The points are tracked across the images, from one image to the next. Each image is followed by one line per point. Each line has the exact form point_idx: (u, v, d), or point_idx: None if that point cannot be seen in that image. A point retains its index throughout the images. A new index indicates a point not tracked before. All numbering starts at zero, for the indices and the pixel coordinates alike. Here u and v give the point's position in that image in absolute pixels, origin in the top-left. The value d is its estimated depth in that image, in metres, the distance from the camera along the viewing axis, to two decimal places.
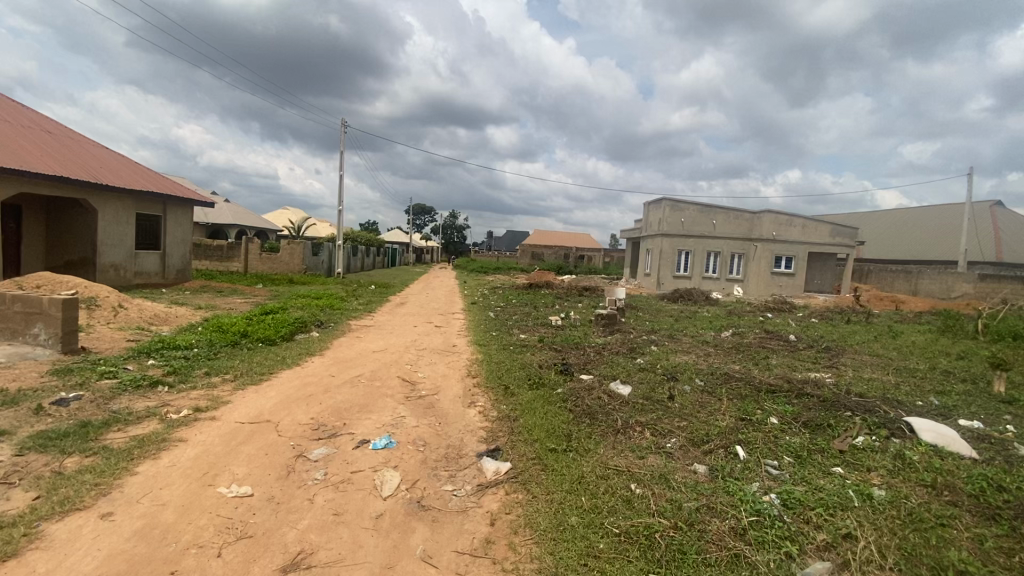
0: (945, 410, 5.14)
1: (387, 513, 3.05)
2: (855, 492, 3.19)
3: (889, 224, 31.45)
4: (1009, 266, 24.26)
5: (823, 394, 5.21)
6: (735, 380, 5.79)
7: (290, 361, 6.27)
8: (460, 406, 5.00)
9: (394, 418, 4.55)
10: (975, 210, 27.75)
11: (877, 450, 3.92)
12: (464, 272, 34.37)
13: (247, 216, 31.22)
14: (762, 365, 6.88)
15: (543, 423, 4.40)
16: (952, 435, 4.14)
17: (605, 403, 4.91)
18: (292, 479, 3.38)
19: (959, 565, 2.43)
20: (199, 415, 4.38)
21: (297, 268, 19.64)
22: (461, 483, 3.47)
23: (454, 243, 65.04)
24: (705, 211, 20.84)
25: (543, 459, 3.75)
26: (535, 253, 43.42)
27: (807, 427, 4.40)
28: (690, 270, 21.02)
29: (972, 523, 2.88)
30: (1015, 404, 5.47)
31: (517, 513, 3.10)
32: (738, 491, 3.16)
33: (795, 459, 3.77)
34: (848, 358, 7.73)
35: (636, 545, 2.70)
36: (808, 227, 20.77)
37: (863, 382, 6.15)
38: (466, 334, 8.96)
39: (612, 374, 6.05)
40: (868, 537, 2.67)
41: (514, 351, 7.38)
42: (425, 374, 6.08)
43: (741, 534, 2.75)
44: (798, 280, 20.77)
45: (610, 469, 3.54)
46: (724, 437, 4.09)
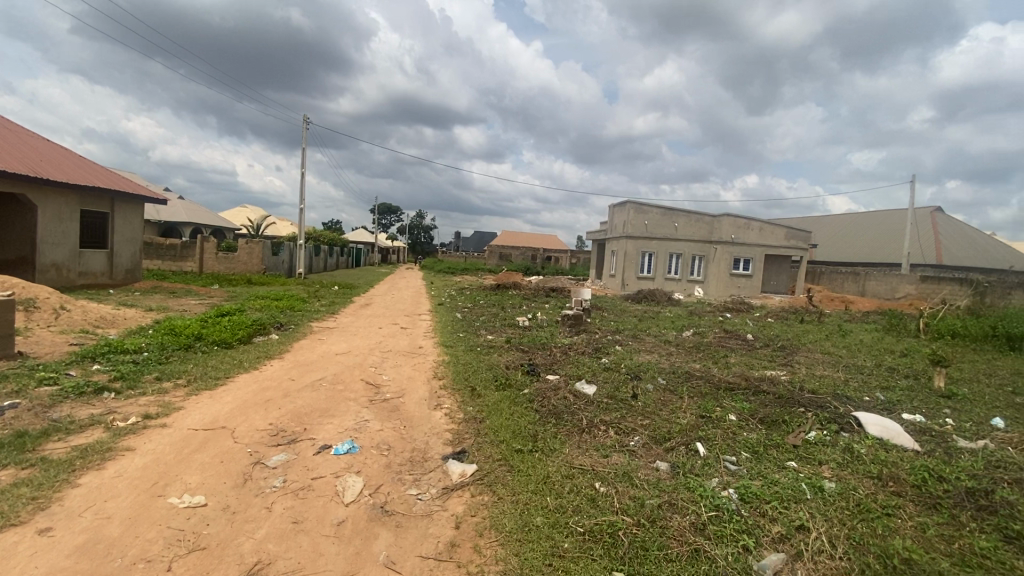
0: (890, 404, 5.44)
1: (349, 519, 2.98)
2: (807, 484, 3.33)
3: (839, 228, 33.00)
4: (947, 269, 25.86)
5: (778, 391, 5.42)
6: (696, 379, 5.95)
7: (247, 365, 6.04)
8: (426, 409, 4.94)
9: (357, 422, 4.46)
10: (917, 215, 29.49)
11: (828, 444, 4.10)
12: (432, 272, 34.30)
13: (202, 214, 29.99)
14: (722, 364, 7.09)
15: (509, 424, 4.40)
16: (896, 429, 4.37)
17: (570, 402, 4.96)
18: (249, 488, 3.25)
19: (904, 553, 2.57)
20: (149, 422, 4.17)
21: (256, 268, 19.03)
22: (426, 487, 3.42)
23: (421, 243, 64.44)
24: (668, 214, 21.37)
25: (509, 459, 3.75)
26: (503, 253, 43.44)
27: (763, 423, 4.56)
28: (654, 271, 21.48)
29: (915, 512, 3.05)
30: (952, 398, 5.84)
31: (482, 515, 3.09)
32: (698, 487, 3.24)
33: (752, 454, 3.90)
34: (801, 355, 8.08)
35: (600, 543, 2.73)
36: (764, 230, 21.62)
37: (815, 379, 6.43)
38: (432, 335, 8.89)
39: (577, 374, 6.12)
40: (819, 528, 2.79)
41: (481, 352, 7.36)
42: (389, 377, 5.98)
43: (701, 529, 2.82)
44: (755, 282, 21.54)
45: (575, 468, 3.57)
46: (685, 435, 4.19)
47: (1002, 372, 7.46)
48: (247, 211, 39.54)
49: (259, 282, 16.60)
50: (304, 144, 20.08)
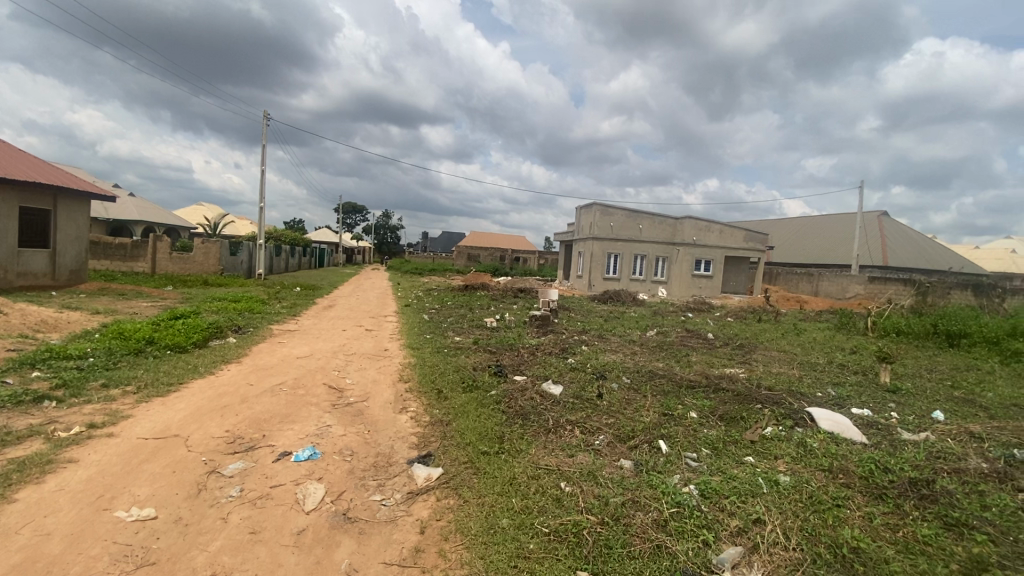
0: (841, 399, 5.71)
1: (309, 528, 2.90)
2: (764, 479, 3.45)
3: (794, 231, 34.40)
4: (893, 270, 27.33)
5: (736, 389, 5.59)
6: (659, 377, 6.09)
7: (202, 371, 5.79)
8: (391, 412, 4.87)
9: (319, 428, 4.35)
10: (865, 219, 31.04)
11: (783, 439, 4.26)
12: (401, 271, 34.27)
13: (155, 213, 28.65)
14: (684, 363, 7.25)
15: (475, 426, 4.38)
16: (846, 423, 4.58)
17: (537, 403, 4.98)
18: (203, 498, 3.12)
19: (852, 542, 2.71)
20: (93, 432, 3.95)
21: (212, 269, 18.33)
22: (390, 492, 3.36)
23: (387, 243, 63.60)
24: (633, 217, 21.79)
25: (474, 462, 3.74)
26: (471, 253, 43.34)
27: (722, 420, 4.70)
28: (619, 272, 21.84)
29: (863, 502, 3.20)
30: (897, 393, 6.17)
31: (448, 519, 3.06)
32: (661, 484, 3.30)
33: (712, 450, 4.01)
34: (758, 353, 8.38)
35: (565, 542, 2.75)
36: (724, 232, 22.34)
37: (772, 376, 6.67)
38: (398, 337, 8.78)
39: (544, 374, 6.15)
40: (774, 521, 2.89)
41: (448, 354, 7.30)
42: (353, 381, 5.86)
43: (662, 525, 2.87)
44: (716, 282, 22.22)
45: (541, 469, 3.58)
46: (648, 432, 4.27)
47: (940, 367, 7.94)
48: (204, 209, 38.06)
49: (216, 283, 16.00)
50: (264, 141, 19.46)
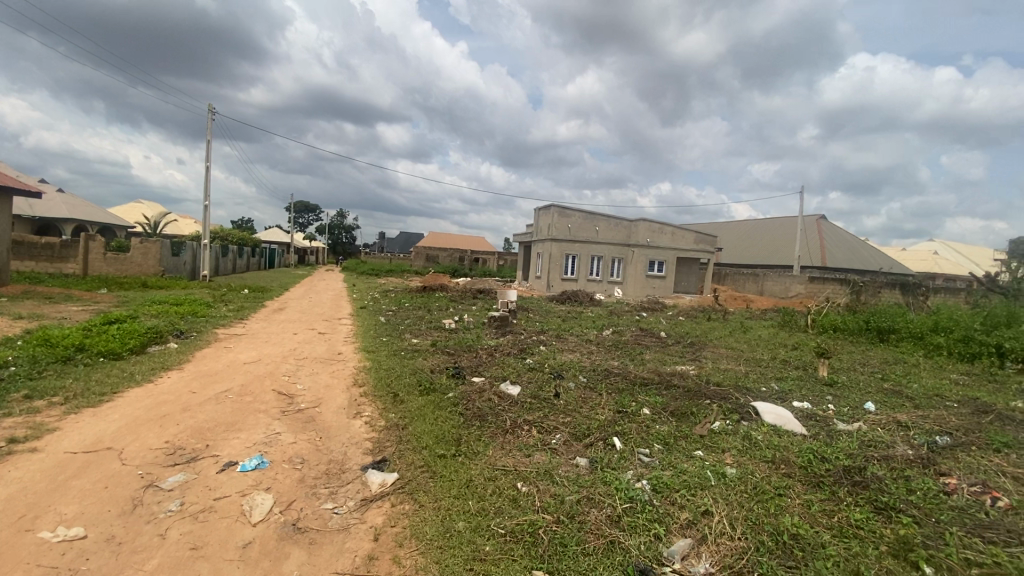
0: (783, 393, 6.02)
1: (256, 540, 2.78)
2: (712, 472, 3.58)
3: (742, 233, 35.96)
4: (830, 270, 29.06)
5: (687, 385, 5.80)
6: (614, 375, 6.23)
7: (139, 379, 5.45)
8: (344, 418, 4.74)
9: (267, 436, 4.18)
10: (805, 223, 32.84)
11: (730, 433, 4.45)
12: (356, 273, 33.55)
13: (87, 210, 26.75)
14: (638, 361, 7.43)
15: (432, 429, 4.33)
16: (787, 416, 4.82)
17: (495, 404, 4.98)
18: (138, 514, 2.93)
19: (792, 529, 2.86)
20: (13, 448, 3.64)
21: (152, 270, 17.33)
22: (343, 500, 3.28)
23: (343, 244, 62.16)
24: (589, 219, 22.20)
25: (431, 466, 3.69)
26: (429, 254, 42.96)
27: (674, 416, 4.86)
28: (577, 273, 22.16)
29: (802, 491, 3.38)
30: (834, 386, 6.57)
31: (403, 525, 3.01)
32: (615, 481, 3.37)
33: (664, 445, 4.13)
34: (708, 351, 8.72)
35: (521, 543, 2.76)
36: (676, 234, 23.13)
37: (720, 372, 6.94)
38: (353, 340, 8.58)
39: (502, 375, 6.16)
40: (721, 512, 3.01)
41: (405, 357, 7.20)
42: (305, 386, 5.67)
43: (616, 521, 2.93)
44: (668, 282, 22.96)
45: (497, 469, 3.59)
46: (603, 430, 4.35)
47: (872, 361, 8.51)
48: (142, 206, 35.85)
49: (155, 285, 15.11)
50: (210, 136, 18.54)
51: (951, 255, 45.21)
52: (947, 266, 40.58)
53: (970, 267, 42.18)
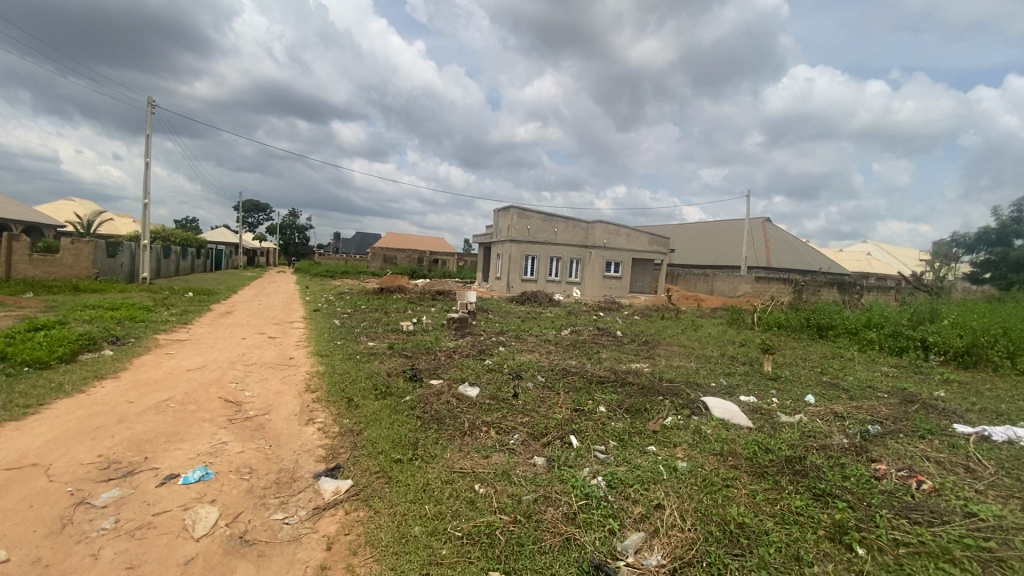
0: (731, 388, 6.29)
1: (199, 556, 2.65)
2: (664, 466, 3.70)
3: (693, 235, 37.28)
4: (775, 270, 30.56)
5: (641, 382, 5.95)
6: (572, 374, 6.33)
7: (69, 389, 5.07)
8: (295, 425, 4.59)
9: (213, 445, 3.99)
10: (752, 225, 34.39)
11: (682, 427, 4.61)
12: (310, 275, 32.58)
13: (9, 208, 24.77)
14: (595, 360, 7.57)
15: (388, 433, 4.26)
16: (734, 410, 5.03)
17: (453, 406, 4.95)
18: (68, 534, 2.74)
19: (738, 518, 2.99)
20: None
21: (85, 273, 16.21)
22: (294, 510, 3.17)
23: (297, 245, 60.57)
24: (548, 220, 22.42)
25: (387, 471, 3.63)
26: (387, 255, 42.26)
27: (628, 412, 4.98)
28: (536, 274, 22.32)
29: (747, 481, 3.54)
30: (777, 380, 6.92)
31: (358, 532, 2.96)
32: (572, 478, 3.43)
33: (619, 442, 4.23)
34: (661, 349, 9.00)
35: (477, 545, 2.76)
36: (631, 236, 23.76)
37: (672, 369, 7.19)
38: (306, 344, 8.32)
39: (460, 376, 6.14)
40: (673, 505, 3.11)
41: (360, 360, 7.05)
42: (254, 393, 5.44)
43: (573, 518, 2.98)
44: (624, 283, 23.55)
45: (455, 472, 3.57)
46: (561, 429, 4.41)
47: (812, 356, 9.01)
48: (73, 204, 33.48)
49: (88, 289, 14.13)
50: (149, 130, 17.50)
51: (883, 256, 48.49)
52: (879, 266, 43.52)
53: (899, 267, 45.40)
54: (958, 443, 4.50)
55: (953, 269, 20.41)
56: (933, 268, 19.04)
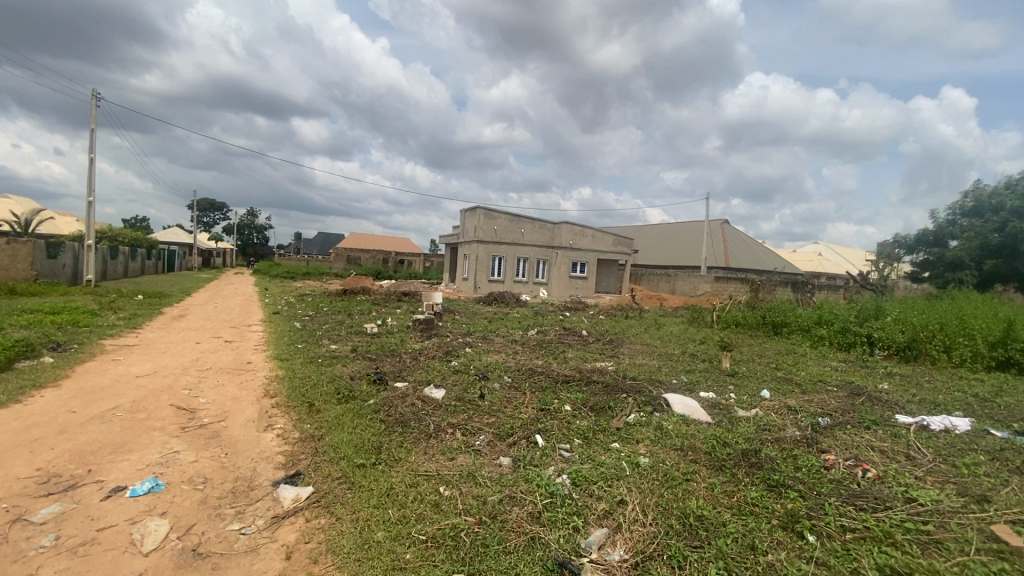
0: (692, 385, 6.48)
1: (148, 571, 2.54)
2: (627, 462, 3.77)
3: (656, 236, 38.18)
4: (733, 270, 31.68)
5: (606, 380, 6.04)
6: (538, 374, 6.37)
7: (3, 400, 4.73)
8: (253, 432, 4.44)
9: (163, 455, 3.82)
10: (711, 226, 35.49)
11: (644, 424, 4.71)
12: (270, 276, 31.60)
13: None
14: (561, 359, 7.65)
15: (351, 438, 4.18)
16: (695, 406, 5.17)
17: (419, 408, 4.90)
18: (2, 554, 2.57)
19: (697, 511, 3.09)
20: None
21: (23, 275, 15.21)
22: (251, 519, 3.07)
23: (257, 245, 58.82)
24: (515, 221, 22.45)
25: (349, 476, 3.57)
26: (351, 255, 41.43)
27: (593, 410, 5.06)
28: (503, 274, 22.34)
29: (706, 475, 3.65)
30: (735, 376, 7.18)
31: (318, 540, 2.89)
32: (536, 477, 3.45)
33: (583, 440, 4.29)
34: (626, 347, 9.17)
35: (442, 547, 2.75)
36: (596, 237, 24.10)
37: (636, 367, 7.33)
38: (264, 348, 8.07)
39: (426, 378, 6.07)
40: (635, 500, 3.17)
41: (322, 364, 6.88)
42: (209, 400, 5.24)
43: (537, 517, 3.00)
44: (589, 283, 23.88)
45: (420, 475, 3.53)
46: (526, 429, 4.43)
47: (768, 352, 9.38)
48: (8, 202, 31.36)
49: (26, 292, 13.26)
50: (93, 124, 16.56)
51: (833, 257, 50.95)
52: (830, 265, 45.68)
53: (847, 267, 47.80)
54: (900, 433, 4.78)
55: (895, 269, 21.63)
56: (878, 268, 20.08)
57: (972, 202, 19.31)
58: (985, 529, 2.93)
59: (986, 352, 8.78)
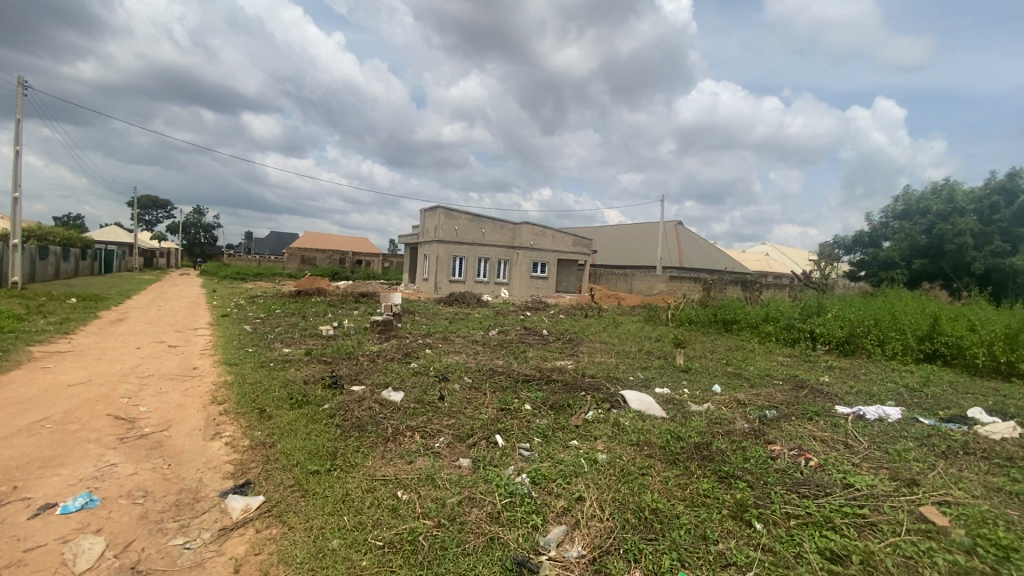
0: (648, 381, 6.66)
1: None
2: (585, 459, 3.84)
3: (614, 237, 38.98)
4: (687, 270, 32.72)
5: (565, 379, 6.13)
6: (498, 374, 6.37)
7: None
8: (199, 440, 4.24)
9: (99, 469, 3.58)
10: (666, 227, 36.56)
11: (602, 421, 4.80)
12: (219, 276, 30.23)
13: None
14: (521, 359, 7.68)
15: (305, 444, 4.06)
16: (651, 402, 5.32)
17: (376, 412, 4.81)
18: None
19: (653, 504, 3.17)
20: None
21: None
22: (197, 533, 2.93)
23: (204, 244, 56.18)
24: (475, 221, 22.36)
25: (303, 484, 3.46)
26: (305, 255, 40.19)
27: (553, 409, 5.11)
28: (463, 275, 22.22)
29: (661, 469, 3.75)
30: (689, 372, 7.43)
31: (269, 551, 2.79)
32: (496, 477, 3.46)
33: (543, 438, 4.33)
34: (585, 345, 9.34)
35: (399, 552, 2.71)
36: (556, 237, 24.34)
37: (595, 365, 7.47)
38: (213, 353, 7.70)
39: (384, 381, 5.96)
40: (593, 496, 3.23)
41: (275, 368, 6.63)
42: (150, 409, 4.95)
43: (496, 517, 3.00)
44: (549, 283, 24.12)
45: (377, 480, 3.46)
46: (486, 429, 4.43)
47: (719, 348, 9.75)
48: None
49: None
50: (18, 114, 15.35)
51: (779, 257, 53.54)
52: (776, 265, 47.91)
53: (792, 267, 50.29)
54: (839, 422, 5.07)
55: (836, 268, 22.93)
56: (820, 267, 21.24)
57: (902, 206, 20.71)
58: (914, 511, 3.15)
59: (914, 345, 9.43)
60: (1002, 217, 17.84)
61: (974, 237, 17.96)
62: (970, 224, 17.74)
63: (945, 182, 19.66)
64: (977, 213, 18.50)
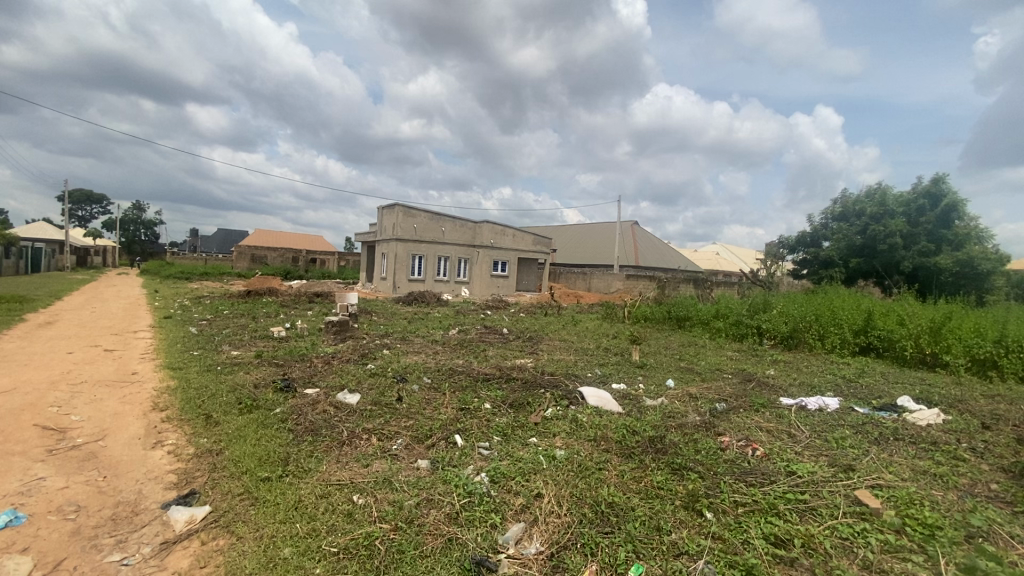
0: (605, 377, 6.79)
1: None
2: (544, 456, 3.88)
3: (573, 236, 39.46)
4: (643, 270, 33.57)
5: (525, 376, 6.16)
6: (458, 373, 6.34)
7: None
8: (139, 450, 4.00)
9: (24, 483, 3.33)
10: (623, 227, 37.34)
11: (560, 417, 4.87)
12: (161, 275, 28.62)
13: None
14: (481, 358, 7.67)
15: (255, 450, 3.90)
16: (607, 398, 5.43)
17: (331, 415, 4.68)
18: None
19: (609, 498, 3.24)
20: None
21: None
22: (135, 547, 2.77)
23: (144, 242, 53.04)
24: (434, 219, 22.11)
25: (253, 491, 3.33)
26: (255, 254, 38.61)
27: (512, 407, 5.13)
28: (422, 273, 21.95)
29: (617, 463, 3.83)
30: (644, 368, 7.63)
31: (216, 563, 2.67)
32: (454, 478, 3.44)
33: (502, 437, 4.34)
34: (543, 343, 9.43)
35: (355, 558, 2.65)
36: (516, 236, 24.44)
37: (554, 363, 7.56)
38: (154, 357, 7.29)
39: (340, 384, 5.81)
40: (550, 492, 3.27)
41: (222, 372, 6.34)
42: (84, 417, 4.64)
43: (454, 518, 2.99)
44: (509, 281, 24.19)
45: (332, 485, 3.37)
46: (445, 429, 4.39)
47: (673, 344, 10.07)
48: None
49: None
50: None
51: (730, 256, 55.67)
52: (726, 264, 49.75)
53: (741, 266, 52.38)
54: (783, 413, 5.35)
55: (781, 267, 24.11)
56: (767, 266, 22.28)
57: (840, 208, 21.97)
58: (850, 494, 3.37)
59: (851, 338, 10.04)
60: (928, 218, 18.91)
61: (904, 238, 19.23)
62: (900, 226, 19.03)
63: (879, 186, 20.97)
64: (907, 215, 19.74)
